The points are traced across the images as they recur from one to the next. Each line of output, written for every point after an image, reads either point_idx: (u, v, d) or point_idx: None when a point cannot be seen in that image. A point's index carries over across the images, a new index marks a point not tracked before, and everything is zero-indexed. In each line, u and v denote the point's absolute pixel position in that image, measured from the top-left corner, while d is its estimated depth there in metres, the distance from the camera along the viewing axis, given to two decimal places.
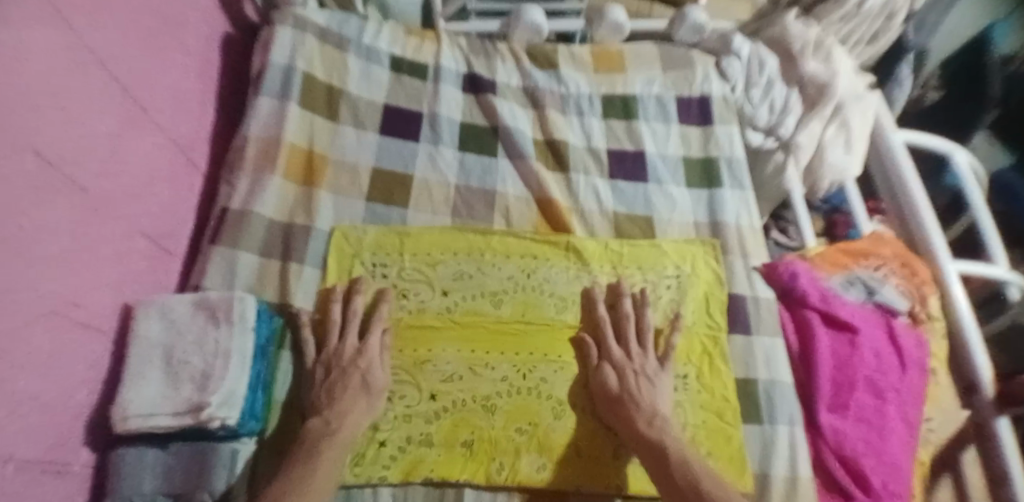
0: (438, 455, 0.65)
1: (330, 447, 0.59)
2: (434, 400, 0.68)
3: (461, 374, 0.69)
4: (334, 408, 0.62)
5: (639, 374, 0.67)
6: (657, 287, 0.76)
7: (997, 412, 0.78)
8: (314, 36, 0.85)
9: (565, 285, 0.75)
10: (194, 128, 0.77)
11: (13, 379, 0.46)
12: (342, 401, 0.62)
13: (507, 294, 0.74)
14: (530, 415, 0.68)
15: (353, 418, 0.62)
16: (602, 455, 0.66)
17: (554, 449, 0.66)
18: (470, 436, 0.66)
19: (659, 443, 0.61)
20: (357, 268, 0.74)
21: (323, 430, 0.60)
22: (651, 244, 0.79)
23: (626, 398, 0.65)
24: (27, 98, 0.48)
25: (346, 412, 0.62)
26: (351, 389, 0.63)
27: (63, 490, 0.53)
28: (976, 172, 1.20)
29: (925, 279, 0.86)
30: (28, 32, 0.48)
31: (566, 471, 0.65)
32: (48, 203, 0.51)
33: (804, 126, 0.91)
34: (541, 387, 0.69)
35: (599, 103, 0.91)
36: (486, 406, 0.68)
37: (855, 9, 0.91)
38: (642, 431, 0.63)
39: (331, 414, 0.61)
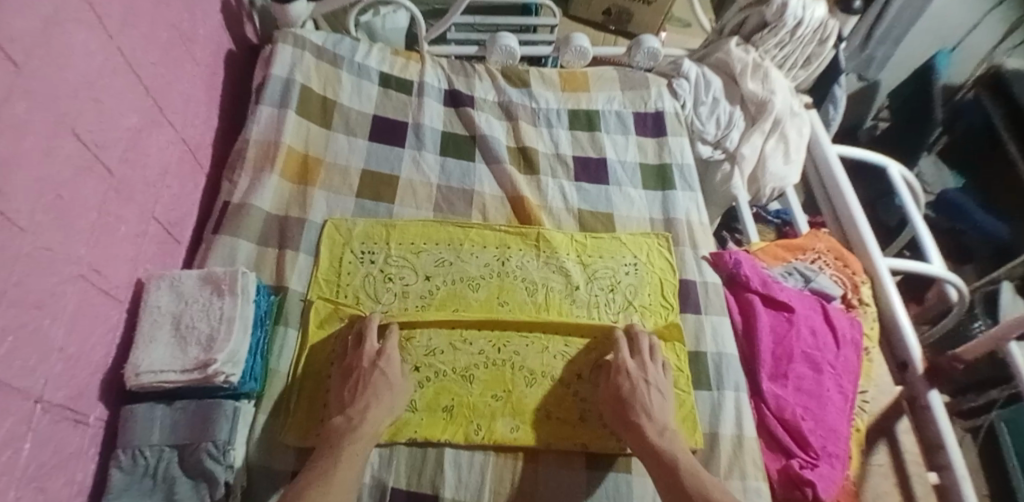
0: (421, 419, 0.71)
1: (351, 444, 0.62)
2: (416, 372, 0.74)
3: (443, 348, 0.75)
4: (355, 406, 0.66)
5: (650, 386, 0.71)
6: (616, 273, 0.85)
7: (929, 386, 0.85)
8: (312, 54, 0.96)
9: (538, 272, 0.84)
10: (199, 132, 0.86)
11: (43, 328, 0.53)
12: (361, 399, 0.66)
13: (483, 280, 0.82)
14: (505, 385, 0.74)
15: (373, 414, 0.65)
16: (571, 419, 0.73)
17: (528, 413, 0.73)
18: (450, 403, 0.72)
19: (670, 455, 0.65)
20: (347, 255, 0.82)
21: (345, 427, 0.64)
22: (611, 236, 0.89)
23: (636, 409, 0.69)
24: (69, 88, 0.56)
25: (365, 410, 0.65)
26: (375, 387, 0.67)
27: (79, 440, 0.59)
28: (910, 184, 1.33)
29: (856, 271, 0.96)
30: (71, 33, 0.57)
31: (539, 432, 0.72)
32: (82, 179, 0.59)
33: (746, 140, 1.03)
34: (514, 360, 0.76)
35: (565, 115, 1.02)
36: (464, 375, 0.74)
37: (788, 37, 1.02)
38: (653, 443, 0.66)
39: (353, 414, 0.65)
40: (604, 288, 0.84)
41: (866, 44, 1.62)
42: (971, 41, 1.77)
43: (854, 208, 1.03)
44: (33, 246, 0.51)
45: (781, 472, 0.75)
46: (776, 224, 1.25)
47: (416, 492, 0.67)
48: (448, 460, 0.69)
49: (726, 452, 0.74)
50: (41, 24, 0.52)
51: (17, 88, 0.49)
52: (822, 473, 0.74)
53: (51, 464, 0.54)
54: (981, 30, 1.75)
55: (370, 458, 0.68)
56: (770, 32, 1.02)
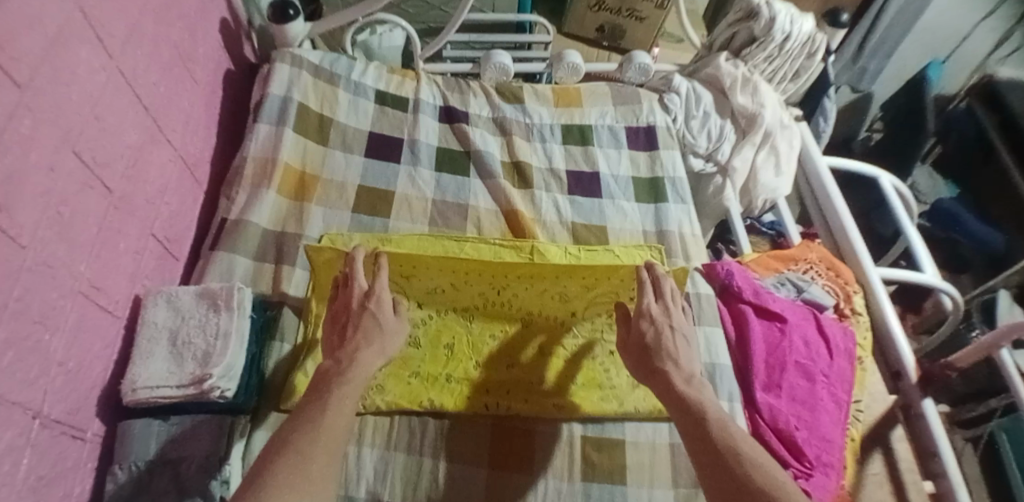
0: (424, 355, 0.77)
1: (341, 387, 0.60)
2: (420, 308, 0.79)
3: (443, 288, 0.78)
4: (345, 349, 0.63)
5: (671, 329, 0.69)
6: None
7: (922, 393, 0.85)
8: (309, 73, 0.98)
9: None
10: (198, 149, 0.87)
11: (45, 342, 0.54)
12: (352, 343, 0.64)
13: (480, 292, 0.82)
14: (502, 325, 0.81)
15: (363, 357, 0.63)
16: (560, 353, 0.80)
17: (522, 349, 0.79)
18: (451, 341, 0.79)
19: (693, 400, 0.63)
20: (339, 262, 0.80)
21: (335, 369, 0.62)
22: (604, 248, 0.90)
23: (662, 356, 0.67)
24: (72, 107, 0.58)
25: (355, 352, 0.63)
26: (366, 332, 0.65)
27: (76, 454, 0.59)
28: (902, 194, 1.34)
29: (848, 280, 0.97)
30: (75, 54, 0.58)
31: (532, 368, 0.78)
32: (83, 197, 0.60)
33: (738, 152, 1.05)
34: (513, 302, 0.80)
35: (559, 130, 1.04)
36: (464, 314, 0.80)
37: (777, 51, 1.04)
38: (678, 389, 0.64)
39: (345, 356, 0.63)
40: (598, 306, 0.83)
41: (858, 57, 1.66)
42: (965, 50, 1.82)
43: (846, 220, 1.04)
44: (34, 261, 0.52)
45: None
46: (771, 235, 1.25)
47: None
48: (443, 474, 0.69)
49: None
50: (46, 45, 0.54)
51: (20, 107, 0.50)
52: (816, 482, 0.75)
53: (49, 477, 0.54)
54: (974, 40, 1.79)
55: (365, 471, 0.68)
56: (759, 47, 1.04)
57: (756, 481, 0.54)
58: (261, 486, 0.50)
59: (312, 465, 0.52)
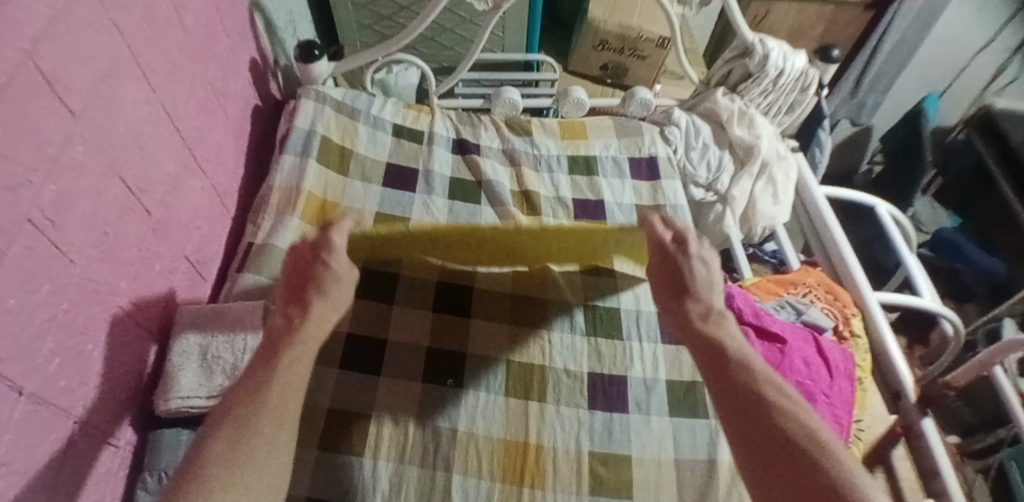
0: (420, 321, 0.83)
1: (294, 338, 0.57)
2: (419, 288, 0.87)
3: None
4: (299, 303, 0.61)
5: (694, 257, 0.67)
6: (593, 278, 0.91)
7: (922, 413, 0.87)
8: (332, 108, 1.05)
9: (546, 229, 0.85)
10: (227, 178, 0.93)
11: (87, 353, 0.59)
12: (304, 293, 0.61)
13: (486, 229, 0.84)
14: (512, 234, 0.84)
15: (317, 312, 0.60)
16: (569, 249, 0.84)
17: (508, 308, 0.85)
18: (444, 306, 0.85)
19: (712, 336, 0.60)
20: None
21: (286, 325, 0.58)
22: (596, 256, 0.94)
23: (689, 291, 0.65)
24: (119, 138, 0.64)
25: (308, 306, 0.60)
26: (320, 280, 0.62)
27: (110, 461, 0.63)
28: (900, 222, 1.38)
29: (846, 303, 1.00)
30: (124, 91, 0.65)
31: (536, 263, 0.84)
32: (126, 219, 0.65)
33: (736, 182, 1.10)
34: None
35: (565, 161, 1.10)
36: None
37: (771, 86, 1.10)
38: (697, 324, 0.62)
39: (295, 313, 0.59)
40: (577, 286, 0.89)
41: (855, 91, 1.74)
42: (963, 82, 1.87)
43: (843, 246, 1.08)
44: (82, 276, 0.58)
45: None
46: (773, 263, 1.30)
47: None
48: (455, 486, 0.71)
49: (725, 477, 0.76)
50: (98, 80, 0.60)
51: (74, 135, 0.56)
52: None
53: (83, 482, 0.58)
54: (973, 72, 1.84)
55: (381, 483, 0.71)
56: (754, 82, 1.10)
57: (782, 407, 0.51)
58: (201, 469, 0.45)
59: (256, 429, 0.48)
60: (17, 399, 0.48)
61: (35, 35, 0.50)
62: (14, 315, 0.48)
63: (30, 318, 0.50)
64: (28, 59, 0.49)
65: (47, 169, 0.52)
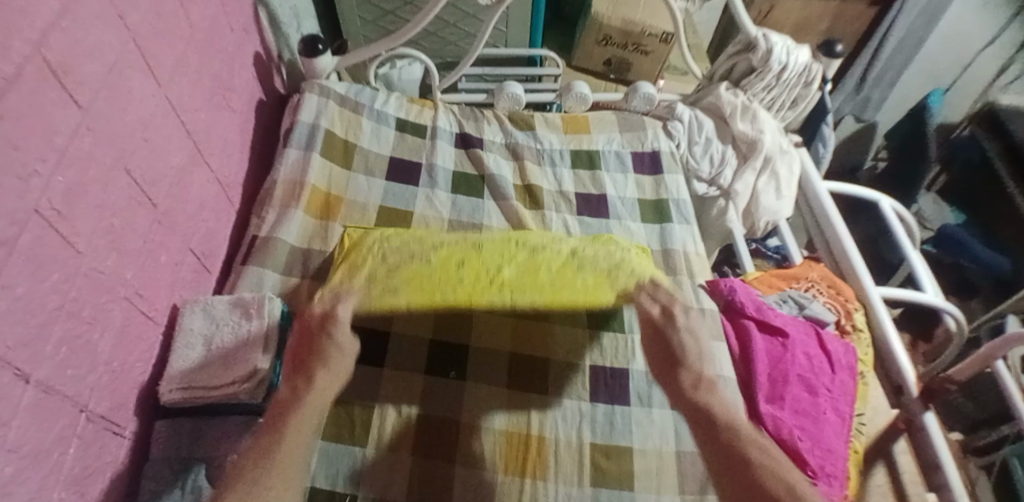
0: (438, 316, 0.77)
1: (294, 417, 0.58)
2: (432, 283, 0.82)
3: None
4: (301, 378, 0.62)
5: (683, 328, 0.67)
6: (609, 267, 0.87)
7: (924, 408, 0.87)
8: (336, 103, 1.05)
9: (542, 238, 0.84)
10: (232, 171, 0.94)
11: (95, 342, 0.59)
12: (306, 367, 0.63)
13: (486, 238, 0.82)
14: (511, 249, 0.81)
15: (319, 384, 0.61)
16: (569, 268, 0.81)
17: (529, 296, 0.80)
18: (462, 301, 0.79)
19: (704, 406, 0.60)
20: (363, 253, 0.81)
21: (288, 400, 0.59)
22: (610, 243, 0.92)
23: (681, 362, 0.65)
24: (126, 130, 0.65)
25: (311, 377, 0.61)
26: (322, 355, 0.64)
27: (117, 449, 0.64)
28: (903, 218, 1.37)
29: (848, 298, 1.00)
30: (130, 83, 0.65)
31: (541, 279, 0.79)
32: (132, 211, 0.66)
33: (739, 176, 1.10)
34: None
35: (568, 155, 1.10)
36: None
37: (774, 81, 1.10)
38: (688, 393, 0.62)
39: (299, 384, 0.61)
40: None
41: (861, 87, 1.72)
42: (968, 78, 1.86)
43: (846, 240, 1.08)
44: (90, 267, 0.58)
45: None
46: (776, 259, 1.30)
47: None
48: (458, 478, 0.72)
49: None
50: (104, 73, 0.61)
51: (82, 127, 0.57)
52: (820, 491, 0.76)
53: (90, 469, 0.59)
54: (976, 68, 1.83)
55: (384, 474, 0.71)
56: (757, 76, 1.10)
57: (775, 491, 0.51)
58: None
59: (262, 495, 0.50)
60: (25, 386, 0.49)
61: (43, 27, 0.50)
62: (22, 303, 0.48)
63: (38, 307, 0.51)
64: (35, 51, 0.49)
65: (56, 160, 0.53)
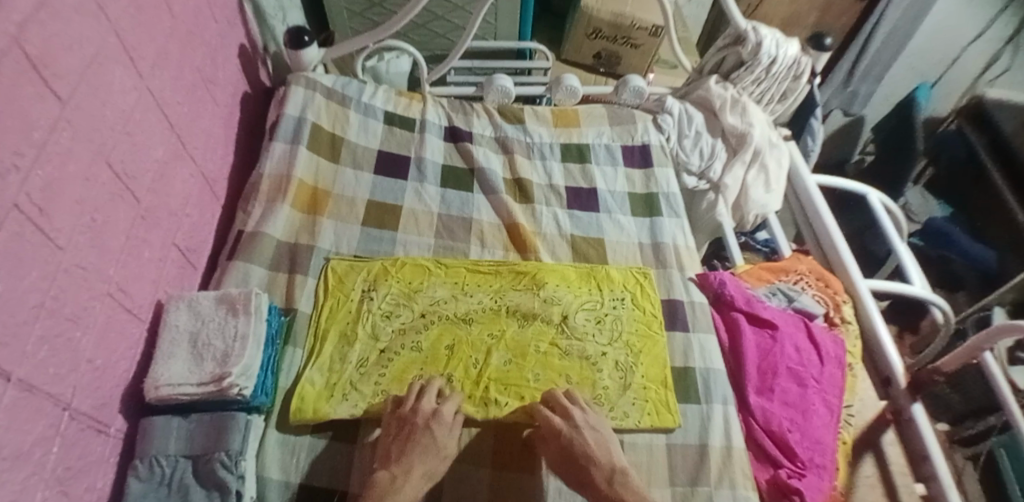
0: (425, 359, 0.79)
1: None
2: (422, 317, 0.84)
3: (446, 298, 0.86)
4: (400, 464, 0.66)
5: (582, 425, 0.71)
6: (605, 304, 0.88)
7: (911, 399, 0.89)
8: (322, 95, 1.04)
9: (530, 303, 0.86)
10: (217, 166, 0.93)
11: (77, 339, 0.58)
12: (406, 457, 0.66)
13: (476, 314, 0.84)
14: (499, 325, 0.84)
15: (417, 476, 0.65)
16: (555, 351, 0.82)
17: (518, 348, 0.81)
18: (451, 342, 0.81)
19: (620, 500, 0.65)
20: (348, 293, 0.85)
21: (388, 485, 0.64)
22: (607, 274, 0.92)
23: (585, 460, 0.68)
24: (106, 123, 0.63)
25: (409, 469, 0.65)
26: (423, 447, 0.67)
27: (101, 448, 0.62)
28: (890, 210, 1.38)
29: (837, 290, 1.01)
30: (110, 75, 0.64)
31: (527, 365, 0.80)
32: (113, 205, 0.64)
33: (729, 170, 1.10)
34: (510, 308, 0.86)
35: (558, 149, 1.09)
36: (464, 319, 0.84)
37: (764, 74, 1.10)
38: (605, 491, 0.66)
39: (399, 475, 0.64)
40: (590, 319, 0.86)
41: (848, 82, 1.73)
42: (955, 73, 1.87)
43: (834, 233, 1.08)
44: (70, 263, 0.57)
45: (770, 482, 0.78)
46: (765, 252, 1.30)
47: None
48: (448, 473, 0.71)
49: (715, 462, 0.76)
50: (84, 63, 0.59)
51: (61, 120, 0.55)
52: (809, 483, 0.77)
53: (75, 469, 0.58)
54: (962, 64, 1.85)
55: None
56: (747, 70, 1.10)
57: None
58: None
59: None
60: (5, 385, 0.47)
61: (19, 19, 0.49)
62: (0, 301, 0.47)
63: (18, 306, 0.49)
64: (13, 44, 0.48)
65: (35, 154, 0.51)
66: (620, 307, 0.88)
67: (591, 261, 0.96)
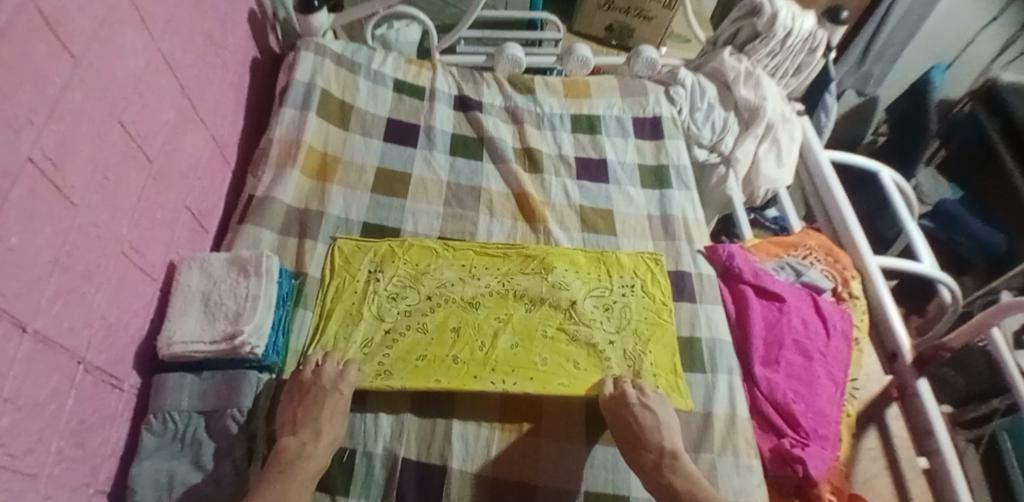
0: (430, 340, 0.78)
1: (301, 469, 0.63)
2: (428, 300, 0.83)
3: (453, 281, 0.85)
4: (309, 429, 0.66)
5: (643, 405, 0.72)
6: (614, 292, 0.86)
7: (916, 375, 0.90)
8: (332, 62, 1.03)
9: (538, 288, 0.85)
10: (227, 131, 0.93)
11: (91, 296, 0.59)
12: (316, 420, 0.67)
13: (483, 298, 0.83)
14: (506, 309, 0.82)
15: (326, 440, 0.66)
16: (563, 336, 0.80)
17: (525, 331, 0.80)
18: (457, 324, 0.80)
19: (667, 483, 0.67)
20: (354, 274, 0.84)
21: (297, 451, 0.64)
22: (618, 261, 0.90)
23: (641, 438, 0.70)
24: (119, 82, 0.63)
25: (317, 433, 0.66)
26: (331, 412, 0.68)
27: (115, 403, 0.64)
28: (902, 190, 1.37)
29: (845, 266, 1.00)
30: (122, 35, 0.64)
31: (535, 348, 0.78)
32: (126, 165, 0.65)
33: (740, 143, 1.09)
34: (518, 291, 0.84)
35: (568, 120, 1.09)
36: (470, 303, 0.83)
37: (778, 47, 1.08)
38: (652, 473, 0.68)
39: (307, 438, 0.65)
40: (599, 307, 0.85)
41: (863, 61, 1.70)
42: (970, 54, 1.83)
43: (845, 209, 1.07)
44: (84, 221, 0.57)
45: (772, 451, 0.79)
46: (774, 229, 1.30)
47: (426, 465, 0.70)
48: (456, 434, 0.72)
49: (720, 429, 0.77)
50: (97, 22, 0.59)
51: (74, 78, 0.55)
52: (813, 452, 0.78)
53: (89, 422, 0.59)
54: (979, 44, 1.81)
55: (382, 428, 0.72)
56: (761, 42, 1.08)
57: None
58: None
59: None
60: (21, 336, 0.48)
61: None
62: (17, 255, 0.48)
63: (32, 260, 0.50)
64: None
65: (48, 109, 0.51)
66: (629, 294, 0.86)
67: (600, 233, 0.96)
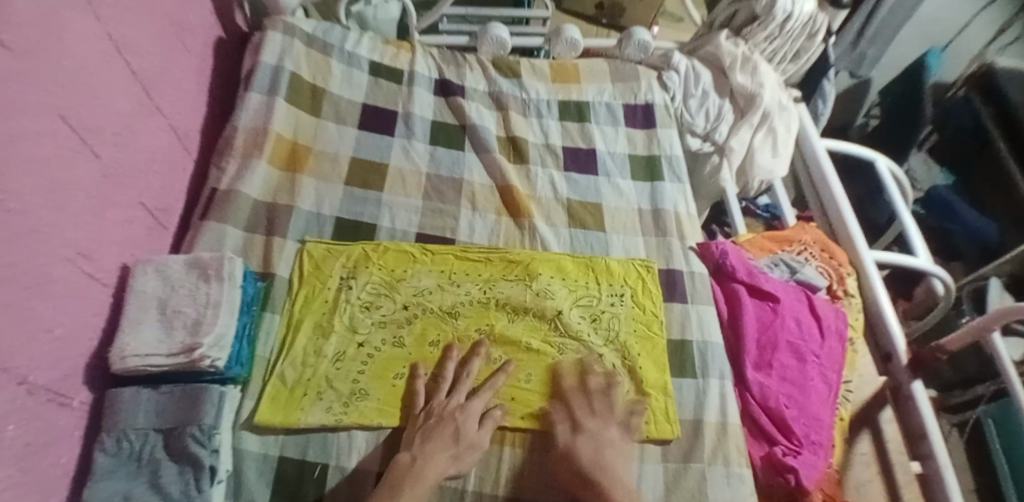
0: (409, 354, 0.74)
1: (411, 482, 0.61)
2: (405, 310, 0.78)
3: (431, 288, 0.80)
4: (423, 448, 0.65)
5: (605, 444, 0.68)
6: (601, 301, 0.82)
7: (912, 376, 0.86)
8: (302, 42, 0.96)
9: (521, 296, 0.81)
10: (189, 118, 0.86)
11: (35, 309, 0.53)
12: (432, 442, 0.65)
13: (463, 307, 0.79)
14: (488, 319, 0.78)
15: (437, 459, 0.64)
16: (547, 350, 0.77)
17: (507, 344, 0.77)
18: (436, 336, 0.76)
19: None
20: (325, 281, 0.79)
21: (408, 466, 0.63)
22: (606, 266, 0.86)
23: (597, 478, 0.65)
24: (62, 70, 0.57)
25: (429, 451, 0.64)
26: (452, 429, 0.67)
27: (64, 421, 0.59)
28: (897, 180, 1.33)
29: (841, 262, 0.97)
30: (63, 16, 0.57)
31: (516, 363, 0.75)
32: (73, 162, 0.59)
33: (735, 132, 1.04)
34: (500, 300, 0.80)
35: (556, 106, 1.03)
36: (449, 313, 0.78)
37: (777, 31, 1.03)
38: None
39: (418, 452, 0.64)
40: (585, 316, 0.81)
41: (858, 43, 1.63)
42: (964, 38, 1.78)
43: (841, 201, 1.04)
44: (25, 227, 0.52)
45: (764, 459, 0.76)
46: (766, 217, 1.26)
47: None
48: None
49: (711, 437, 0.74)
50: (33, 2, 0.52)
51: (10, 68, 0.49)
52: (805, 460, 0.75)
53: (36, 445, 0.54)
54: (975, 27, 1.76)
55: (356, 442, 0.68)
56: (760, 25, 1.02)
57: None
58: None
59: None
60: None
61: None
62: None
63: None
64: None
65: None
66: (618, 304, 0.82)
67: (588, 228, 0.91)
